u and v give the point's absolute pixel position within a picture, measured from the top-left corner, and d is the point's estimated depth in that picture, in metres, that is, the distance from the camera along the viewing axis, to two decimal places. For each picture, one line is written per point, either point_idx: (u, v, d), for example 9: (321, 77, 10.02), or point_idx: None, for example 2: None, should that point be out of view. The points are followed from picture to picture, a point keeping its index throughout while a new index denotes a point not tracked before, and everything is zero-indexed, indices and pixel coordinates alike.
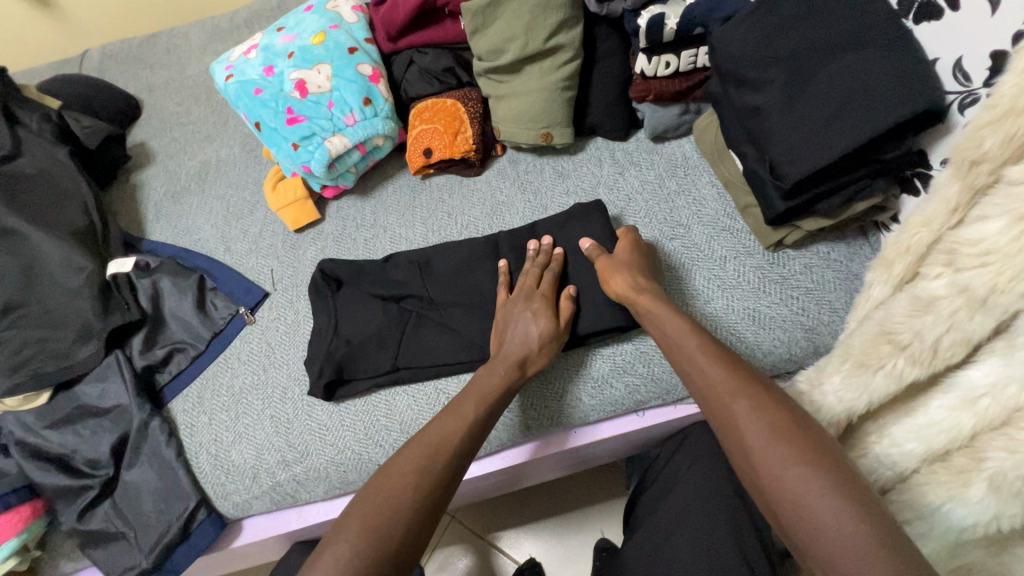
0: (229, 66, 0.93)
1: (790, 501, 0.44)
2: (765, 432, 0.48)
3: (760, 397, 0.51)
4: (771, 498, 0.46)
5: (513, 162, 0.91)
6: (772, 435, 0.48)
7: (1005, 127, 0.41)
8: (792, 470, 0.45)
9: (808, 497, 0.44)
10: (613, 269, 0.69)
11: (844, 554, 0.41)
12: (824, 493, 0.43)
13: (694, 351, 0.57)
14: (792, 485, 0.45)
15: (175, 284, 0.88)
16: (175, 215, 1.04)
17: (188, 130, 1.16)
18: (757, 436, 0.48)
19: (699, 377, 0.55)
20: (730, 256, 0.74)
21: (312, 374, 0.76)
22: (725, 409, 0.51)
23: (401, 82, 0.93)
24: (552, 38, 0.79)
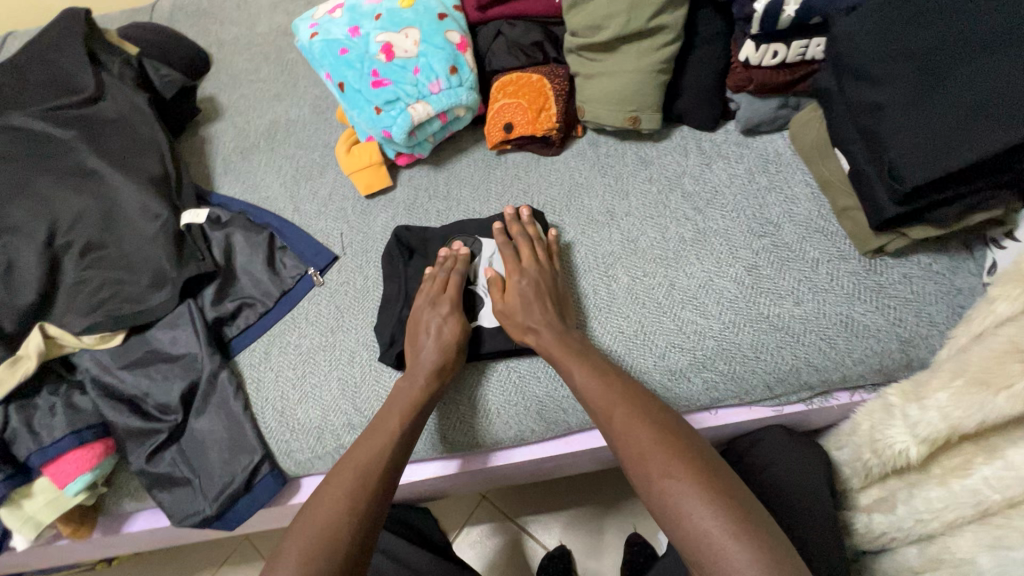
0: (314, 23, 0.92)
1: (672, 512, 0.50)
2: (645, 447, 0.54)
3: (640, 415, 0.57)
4: (656, 509, 0.52)
5: (593, 144, 0.88)
6: (653, 449, 0.53)
7: None
8: (670, 480, 0.51)
9: (683, 505, 0.49)
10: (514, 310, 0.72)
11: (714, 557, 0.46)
12: (696, 498, 0.49)
13: (580, 373, 0.64)
14: (671, 496, 0.50)
15: (247, 239, 0.88)
16: (243, 171, 1.04)
17: (258, 88, 1.16)
18: (639, 453, 0.54)
19: (591, 400, 0.61)
20: (823, 259, 0.71)
21: (382, 342, 0.77)
22: (616, 431, 0.57)
23: (486, 54, 0.91)
24: (655, 18, 0.76)
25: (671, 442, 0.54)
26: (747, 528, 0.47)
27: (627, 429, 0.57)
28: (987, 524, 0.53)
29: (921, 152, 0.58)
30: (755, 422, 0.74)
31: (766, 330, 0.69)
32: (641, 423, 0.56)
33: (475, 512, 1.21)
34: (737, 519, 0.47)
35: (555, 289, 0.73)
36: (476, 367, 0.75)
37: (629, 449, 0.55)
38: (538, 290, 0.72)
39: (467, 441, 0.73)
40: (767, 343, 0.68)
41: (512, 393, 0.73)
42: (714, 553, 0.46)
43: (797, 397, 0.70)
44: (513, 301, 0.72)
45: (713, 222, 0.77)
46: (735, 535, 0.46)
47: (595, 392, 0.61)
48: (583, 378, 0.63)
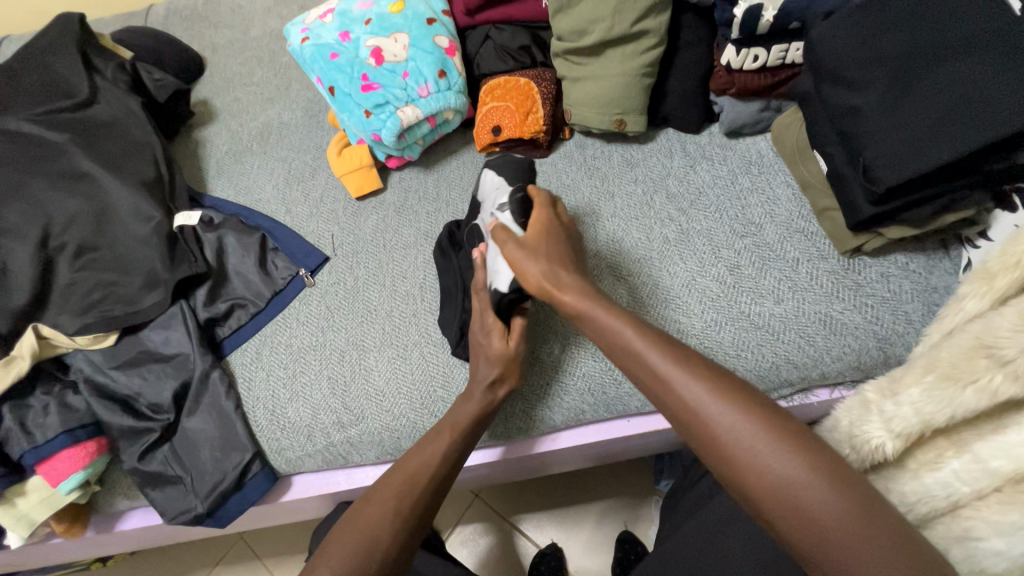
0: (305, 28, 0.93)
1: (781, 501, 0.42)
2: (736, 425, 0.44)
3: (724, 386, 0.47)
4: (758, 497, 0.43)
5: (581, 147, 0.90)
6: (750, 428, 0.44)
7: None
8: (780, 467, 0.42)
9: (802, 494, 0.41)
10: (525, 258, 0.62)
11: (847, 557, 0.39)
12: (816, 485, 0.41)
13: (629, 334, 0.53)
14: (783, 483, 0.42)
15: (239, 241, 0.89)
16: (236, 173, 1.05)
17: (251, 91, 1.17)
18: (728, 433, 0.45)
19: (649, 372, 0.51)
20: (803, 258, 0.73)
21: (452, 336, 0.76)
22: (689, 407, 0.47)
23: (474, 58, 0.92)
24: (639, 23, 0.77)
25: (768, 417, 0.45)
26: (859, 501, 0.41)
27: (703, 407, 0.46)
28: (957, 516, 0.54)
29: (895, 154, 0.59)
30: None
31: (748, 329, 0.70)
32: (728, 397, 0.46)
33: (467, 511, 1.22)
34: (862, 506, 0.40)
35: (574, 252, 0.67)
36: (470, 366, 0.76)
37: (714, 429, 0.45)
38: (556, 249, 0.64)
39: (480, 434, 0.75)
40: (748, 341, 0.70)
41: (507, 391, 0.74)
42: (842, 547, 0.39)
43: (777, 395, 0.71)
44: (532, 249, 0.63)
45: (696, 223, 0.78)
46: (861, 523, 0.40)
47: (655, 362, 0.50)
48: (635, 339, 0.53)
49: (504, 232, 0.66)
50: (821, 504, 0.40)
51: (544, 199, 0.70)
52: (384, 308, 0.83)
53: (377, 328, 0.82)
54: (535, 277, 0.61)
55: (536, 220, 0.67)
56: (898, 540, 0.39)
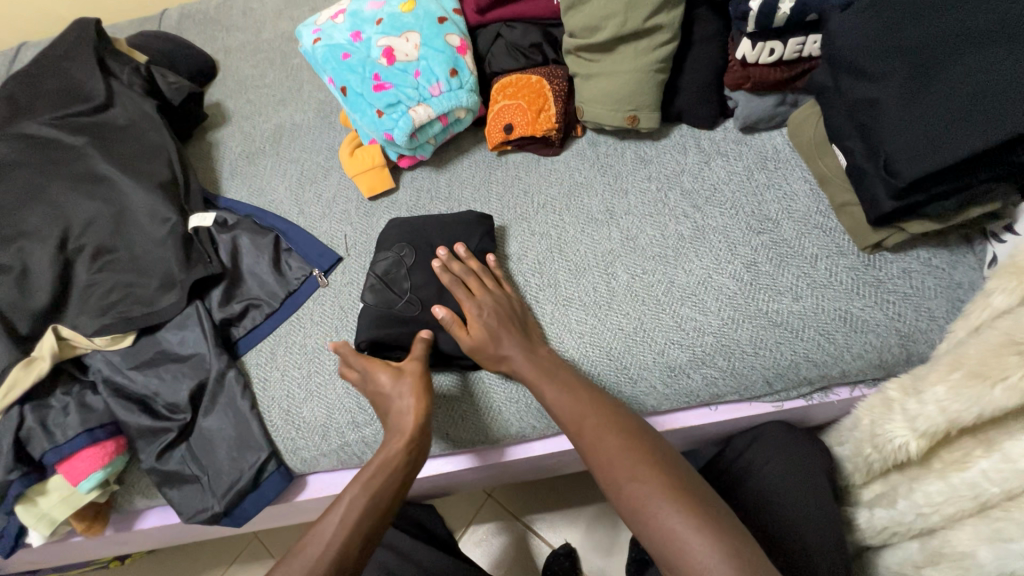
0: (317, 29, 0.94)
1: (643, 515, 0.54)
2: (620, 462, 0.57)
3: (613, 426, 0.60)
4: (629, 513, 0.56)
5: (593, 144, 0.89)
6: (624, 458, 0.57)
7: None
8: (642, 487, 0.55)
9: (655, 509, 0.53)
10: (483, 340, 0.69)
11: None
12: (666, 503, 0.53)
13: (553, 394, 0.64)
14: (650, 507, 0.54)
15: (253, 242, 0.90)
16: (249, 175, 1.06)
17: (263, 93, 1.18)
18: (609, 462, 0.58)
19: (561, 414, 0.63)
20: (822, 254, 0.71)
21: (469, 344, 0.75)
22: (586, 439, 0.60)
23: (486, 57, 0.92)
24: (652, 19, 0.77)
25: (640, 448, 0.58)
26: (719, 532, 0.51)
27: (600, 448, 0.59)
28: (986, 517, 0.53)
29: (917, 146, 0.58)
30: (757, 418, 0.75)
31: (765, 327, 0.69)
32: (615, 435, 0.59)
33: (480, 511, 1.22)
34: (703, 517, 0.52)
35: (515, 312, 0.73)
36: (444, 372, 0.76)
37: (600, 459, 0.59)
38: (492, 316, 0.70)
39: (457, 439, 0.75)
40: (766, 339, 0.69)
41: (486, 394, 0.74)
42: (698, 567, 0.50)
43: (797, 392, 0.70)
44: (478, 339, 0.69)
45: (711, 219, 0.77)
46: (701, 531, 0.51)
47: (574, 417, 0.62)
48: (554, 396, 0.64)
49: (451, 318, 0.71)
50: (670, 517, 0.53)
51: (455, 279, 0.74)
52: None
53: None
54: (493, 358, 0.69)
55: (467, 309, 0.71)
56: (730, 542, 0.50)
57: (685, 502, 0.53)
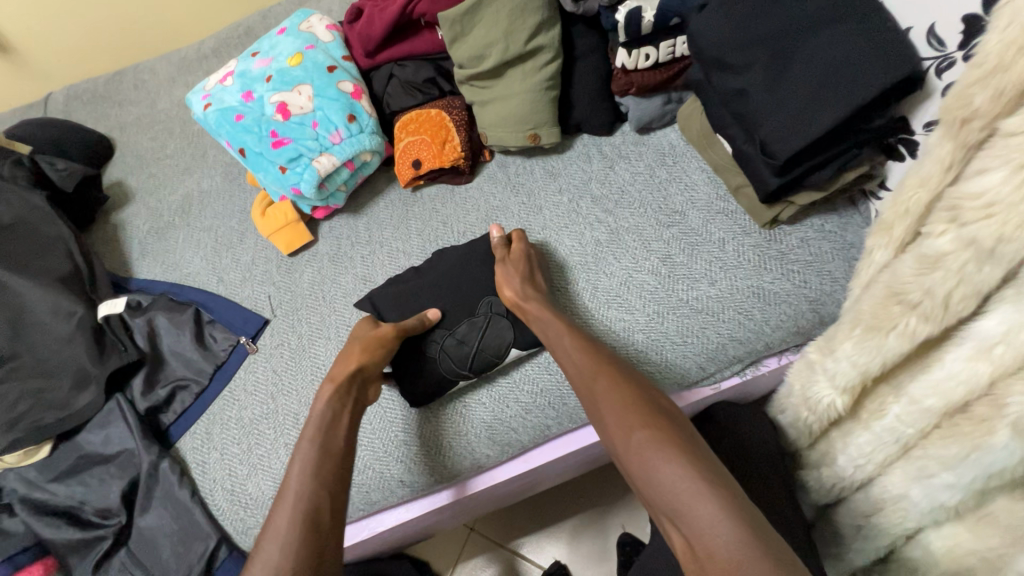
0: (206, 94, 0.92)
1: (650, 471, 0.51)
2: (621, 405, 0.56)
3: (625, 384, 0.58)
4: (631, 464, 0.53)
5: (502, 166, 0.91)
6: (614, 394, 0.57)
7: (994, 83, 0.38)
8: (644, 441, 0.52)
9: (658, 460, 0.50)
10: (506, 274, 0.73)
11: (679, 496, 0.48)
12: (670, 452, 0.50)
13: (561, 340, 0.65)
14: (645, 448, 0.52)
15: (171, 320, 0.86)
16: (161, 251, 1.02)
17: (166, 164, 1.14)
18: (618, 415, 0.56)
19: (572, 364, 0.63)
20: (728, 237, 0.75)
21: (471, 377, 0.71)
22: (595, 393, 0.59)
23: (383, 97, 0.93)
24: (532, 40, 0.79)
25: (647, 404, 0.55)
26: (706, 467, 0.49)
27: (602, 392, 0.58)
28: (910, 458, 0.56)
29: (785, 126, 0.62)
30: (699, 404, 0.77)
31: (689, 315, 0.72)
32: (621, 387, 0.58)
33: (466, 546, 1.19)
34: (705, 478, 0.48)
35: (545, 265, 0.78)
36: (387, 414, 0.75)
37: (603, 411, 0.57)
38: (518, 267, 0.74)
39: (406, 488, 0.72)
40: (691, 326, 0.71)
41: (428, 438, 0.73)
42: (679, 497, 0.48)
43: (732, 371, 0.72)
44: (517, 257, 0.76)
45: (625, 218, 0.80)
46: (685, 462, 0.49)
47: (571, 353, 0.63)
48: (569, 341, 0.64)
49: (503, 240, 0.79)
50: (673, 469, 0.49)
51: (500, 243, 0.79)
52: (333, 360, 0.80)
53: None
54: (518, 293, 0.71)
55: (518, 242, 0.78)
56: (736, 504, 0.46)
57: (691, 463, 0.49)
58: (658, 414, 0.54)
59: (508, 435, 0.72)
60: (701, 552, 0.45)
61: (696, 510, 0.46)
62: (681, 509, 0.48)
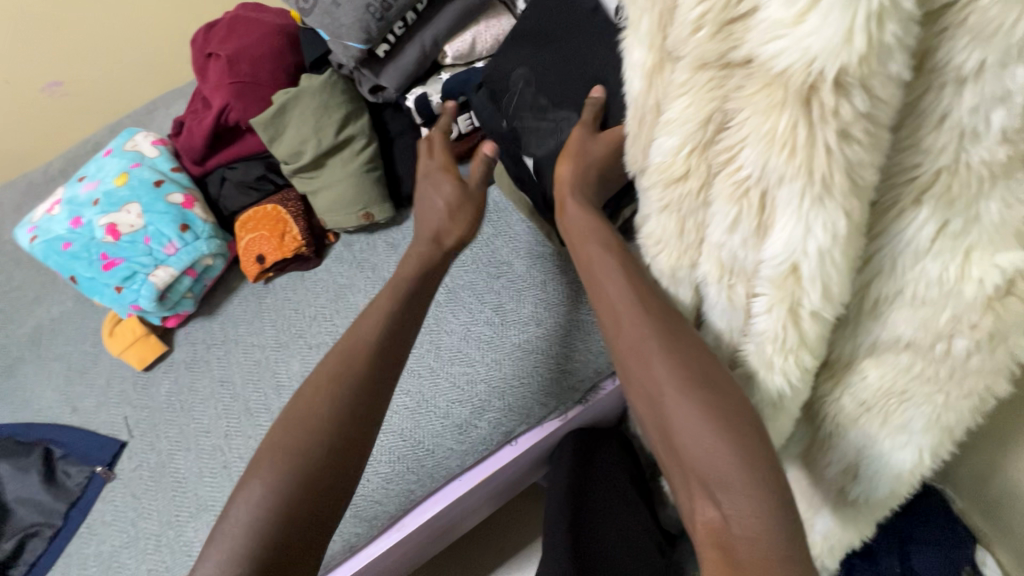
0: (33, 226, 0.91)
1: (691, 450, 0.41)
2: (673, 370, 0.43)
3: (685, 345, 0.45)
4: (660, 431, 0.44)
5: (347, 245, 0.95)
6: (663, 360, 0.44)
7: (641, 142, 0.44)
8: (693, 411, 0.41)
9: (697, 437, 0.41)
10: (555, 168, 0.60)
11: (720, 477, 0.39)
12: (715, 427, 0.40)
13: (611, 281, 0.50)
14: (672, 415, 0.42)
15: (16, 465, 0.83)
16: (10, 389, 0.97)
17: (13, 296, 1.10)
18: (647, 370, 0.45)
19: (620, 318, 0.48)
20: (547, 279, 0.82)
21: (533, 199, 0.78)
22: (644, 356, 0.45)
23: (220, 199, 0.95)
24: (342, 132, 0.86)
25: (709, 378, 0.42)
26: (758, 453, 0.39)
27: (647, 361, 0.45)
28: None
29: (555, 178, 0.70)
30: (555, 436, 0.82)
31: (522, 357, 0.77)
32: (676, 347, 0.44)
33: None
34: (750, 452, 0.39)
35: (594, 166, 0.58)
36: None
37: (636, 362, 0.46)
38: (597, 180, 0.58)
39: None
40: (526, 367, 0.77)
41: None
42: (717, 486, 0.39)
43: (572, 401, 0.79)
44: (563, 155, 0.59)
45: (460, 275, 0.86)
46: (734, 448, 0.39)
47: (617, 293, 0.48)
48: (612, 288, 0.49)
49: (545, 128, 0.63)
50: (716, 446, 0.40)
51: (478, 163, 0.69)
52: (194, 471, 0.79)
53: (249, 430, 0.81)
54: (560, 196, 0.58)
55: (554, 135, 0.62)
56: (777, 501, 0.38)
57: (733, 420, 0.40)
58: (729, 391, 0.42)
59: (373, 506, 0.73)
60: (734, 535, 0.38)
61: (733, 500, 0.38)
62: (716, 495, 0.39)
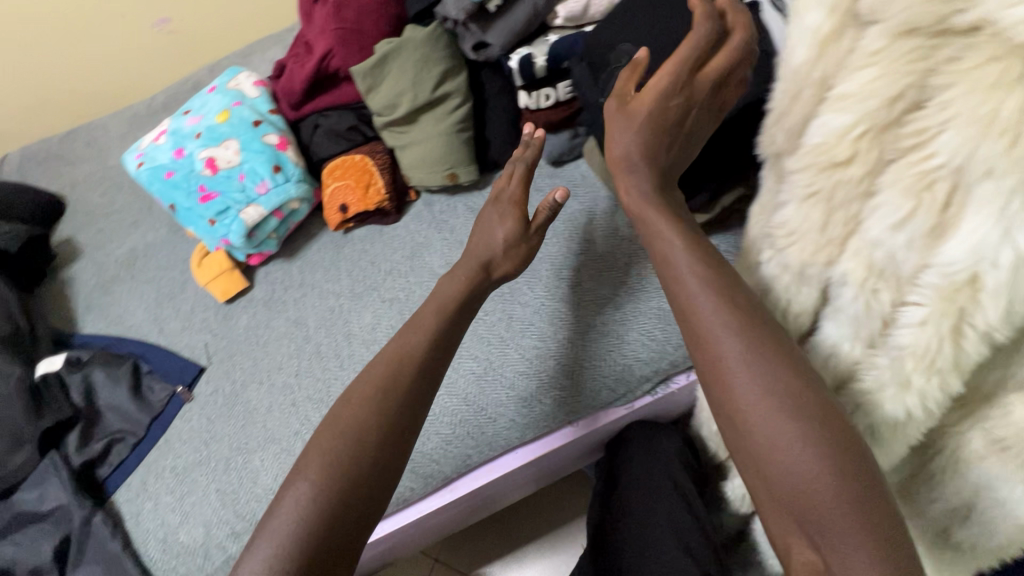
0: (140, 153, 0.96)
1: (784, 476, 0.42)
2: (764, 394, 0.43)
3: (773, 364, 0.43)
4: (746, 454, 0.44)
5: (427, 205, 0.95)
6: (755, 383, 0.43)
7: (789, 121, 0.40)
8: (786, 438, 0.41)
9: (793, 465, 0.41)
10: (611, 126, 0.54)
11: (816, 508, 0.40)
12: (809, 455, 0.40)
13: (691, 281, 0.48)
14: (762, 441, 0.42)
15: (108, 374, 0.88)
16: (106, 304, 1.04)
17: (114, 219, 1.18)
18: (733, 392, 0.44)
19: (703, 332, 0.46)
20: (633, 262, 0.79)
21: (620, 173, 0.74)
22: (729, 374, 0.44)
23: (310, 145, 0.96)
24: (439, 88, 0.84)
25: (799, 403, 0.42)
26: (853, 483, 0.40)
27: (734, 381, 0.44)
28: None
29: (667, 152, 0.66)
30: (616, 424, 0.80)
31: (599, 340, 0.75)
32: (766, 365, 0.43)
33: None
34: (859, 480, 0.40)
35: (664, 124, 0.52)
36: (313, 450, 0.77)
37: (722, 385, 0.45)
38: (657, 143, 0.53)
39: None
40: (600, 350, 0.75)
41: None
42: (815, 515, 0.40)
43: (641, 390, 0.75)
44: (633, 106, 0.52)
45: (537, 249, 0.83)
46: (830, 477, 0.40)
47: (701, 301, 0.46)
48: (694, 295, 0.47)
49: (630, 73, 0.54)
50: (808, 473, 0.40)
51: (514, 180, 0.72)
52: (264, 404, 0.83)
53: (318, 373, 0.83)
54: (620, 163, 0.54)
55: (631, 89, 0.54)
56: (881, 532, 0.39)
57: (831, 445, 0.40)
58: (819, 414, 0.41)
59: (434, 466, 0.74)
60: (835, 564, 0.40)
61: (837, 533, 0.40)
62: (816, 524, 0.40)
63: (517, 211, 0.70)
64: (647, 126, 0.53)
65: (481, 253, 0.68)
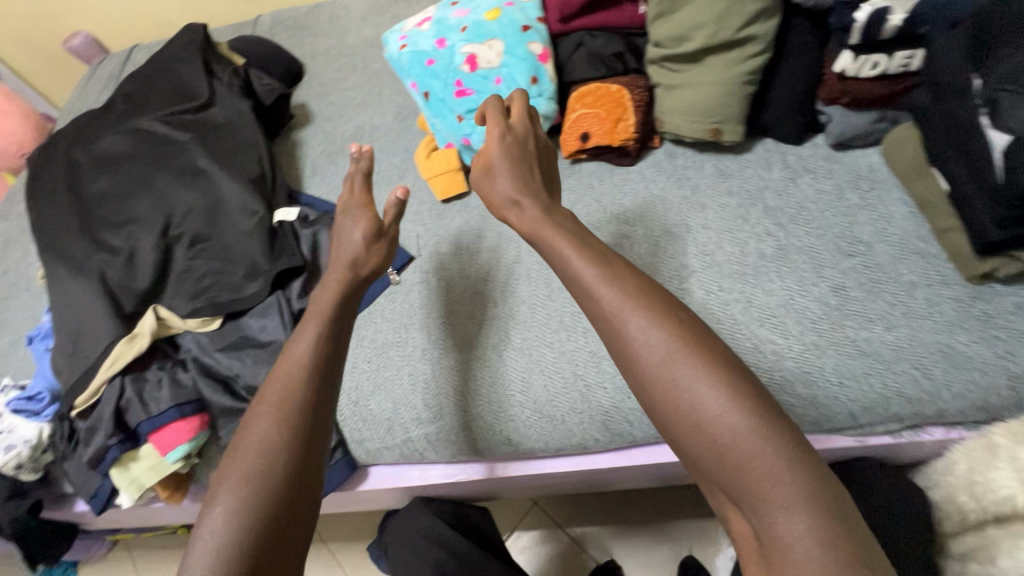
0: (403, 35, 0.97)
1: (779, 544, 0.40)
2: (739, 435, 0.42)
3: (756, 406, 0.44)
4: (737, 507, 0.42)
5: (670, 156, 0.88)
6: (736, 421, 0.42)
7: None
8: (774, 491, 0.41)
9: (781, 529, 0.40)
10: (490, 176, 0.63)
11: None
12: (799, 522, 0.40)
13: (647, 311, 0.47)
14: (754, 492, 0.41)
15: (332, 237, 0.92)
16: (329, 173, 1.11)
17: (345, 96, 1.23)
18: (708, 428, 0.43)
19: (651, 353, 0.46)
20: (920, 283, 0.67)
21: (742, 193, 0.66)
22: (687, 401, 0.44)
23: (566, 65, 0.92)
24: (744, 30, 0.74)
25: (770, 441, 0.43)
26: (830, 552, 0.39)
27: (696, 408, 0.43)
28: None
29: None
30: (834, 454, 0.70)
31: (854, 356, 0.65)
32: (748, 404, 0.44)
33: (526, 517, 1.21)
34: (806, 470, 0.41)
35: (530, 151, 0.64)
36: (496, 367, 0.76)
37: (694, 421, 0.44)
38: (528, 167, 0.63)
39: (505, 445, 0.75)
40: (854, 368, 0.65)
41: (536, 403, 0.73)
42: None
43: (884, 429, 0.65)
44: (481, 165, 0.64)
45: (796, 238, 0.74)
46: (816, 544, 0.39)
47: (646, 323, 0.46)
48: (645, 322, 0.46)
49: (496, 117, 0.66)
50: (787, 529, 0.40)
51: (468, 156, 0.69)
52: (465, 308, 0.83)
53: (521, 293, 0.81)
54: (503, 204, 0.61)
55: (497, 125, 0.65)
56: None
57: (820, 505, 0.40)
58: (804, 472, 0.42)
59: (623, 425, 0.71)
60: None
61: None
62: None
63: (368, 215, 0.71)
64: (522, 156, 0.63)
65: (345, 255, 0.68)
